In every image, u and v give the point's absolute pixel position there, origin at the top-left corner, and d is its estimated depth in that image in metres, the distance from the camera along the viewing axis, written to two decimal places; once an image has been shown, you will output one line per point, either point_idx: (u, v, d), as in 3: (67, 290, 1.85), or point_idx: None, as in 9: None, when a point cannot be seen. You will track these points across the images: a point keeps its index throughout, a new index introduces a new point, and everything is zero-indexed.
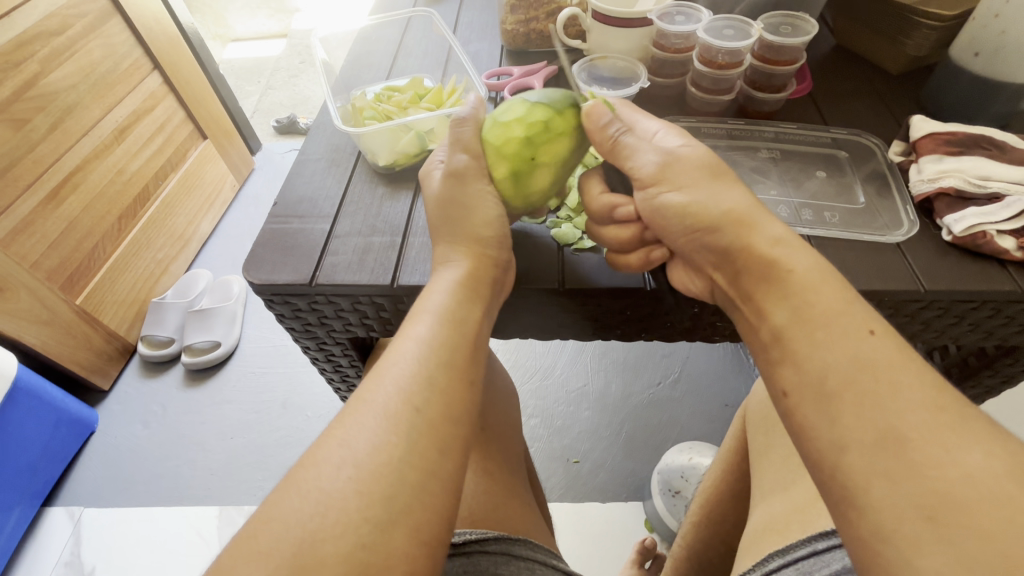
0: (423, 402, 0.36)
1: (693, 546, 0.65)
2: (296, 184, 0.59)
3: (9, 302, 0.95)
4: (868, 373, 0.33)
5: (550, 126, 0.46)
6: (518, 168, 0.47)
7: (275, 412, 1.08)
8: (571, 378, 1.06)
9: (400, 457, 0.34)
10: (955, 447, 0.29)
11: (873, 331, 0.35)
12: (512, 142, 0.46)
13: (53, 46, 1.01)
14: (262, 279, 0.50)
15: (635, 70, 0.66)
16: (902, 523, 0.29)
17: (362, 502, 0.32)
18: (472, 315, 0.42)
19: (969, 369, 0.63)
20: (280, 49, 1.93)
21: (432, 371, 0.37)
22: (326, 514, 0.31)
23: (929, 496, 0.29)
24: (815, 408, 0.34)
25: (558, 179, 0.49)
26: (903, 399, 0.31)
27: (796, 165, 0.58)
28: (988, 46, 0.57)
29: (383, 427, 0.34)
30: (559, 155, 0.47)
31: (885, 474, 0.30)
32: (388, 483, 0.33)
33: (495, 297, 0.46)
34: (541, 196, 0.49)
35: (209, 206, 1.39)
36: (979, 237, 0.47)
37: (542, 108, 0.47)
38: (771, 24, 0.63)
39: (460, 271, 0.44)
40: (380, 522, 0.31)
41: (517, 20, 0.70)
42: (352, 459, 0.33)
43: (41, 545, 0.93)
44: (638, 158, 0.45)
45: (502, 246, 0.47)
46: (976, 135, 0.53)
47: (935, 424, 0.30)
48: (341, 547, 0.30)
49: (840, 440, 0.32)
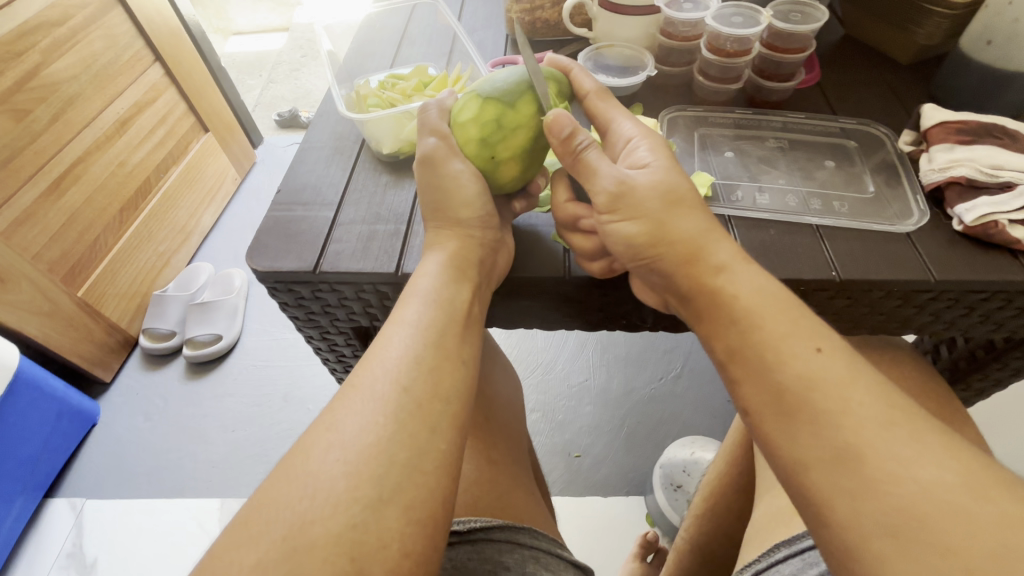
0: (410, 381, 0.36)
1: (693, 539, 0.65)
2: (300, 172, 0.58)
3: (10, 293, 0.94)
4: (818, 390, 0.34)
5: (502, 123, 0.45)
6: (481, 169, 0.47)
7: (275, 405, 1.07)
8: (574, 372, 1.06)
9: (388, 438, 0.33)
10: (910, 461, 0.31)
11: (820, 348, 0.35)
12: (470, 143, 0.47)
13: (55, 37, 1.00)
14: (266, 267, 0.49)
15: (642, 59, 0.65)
16: (869, 541, 0.30)
17: (352, 483, 0.31)
18: (460, 296, 0.42)
19: (977, 361, 0.63)
20: (283, 41, 1.92)
21: (420, 351, 0.38)
22: (315, 496, 0.31)
23: (892, 515, 0.30)
24: (796, 406, 0.34)
25: (528, 169, 0.48)
26: (855, 416, 0.32)
27: (805, 155, 0.58)
28: (1002, 34, 0.57)
29: (374, 410, 0.34)
30: (520, 147, 0.46)
31: (848, 492, 0.31)
32: (378, 464, 0.32)
33: (484, 281, 0.46)
34: (515, 185, 0.49)
35: (211, 199, 1.38)
36: (991, 227, 0.47)
37: (492, 103, 0.46)
38: (781, 11, 0.63)
39: (441, 258, 0.44)
40: (371, 502, 0.31)
41: (522, 9, 0.69)
42: (342, 441, 0.33)
43: (43, 536, 0.93)
44: (598, 180, 0.43)
45: (485, 226, 0.47)
46: (988, 124, 0.52)
47: (889, 439, 0.31)
48: (331, 528, 0.30)
49: (801, 460, 0.33)
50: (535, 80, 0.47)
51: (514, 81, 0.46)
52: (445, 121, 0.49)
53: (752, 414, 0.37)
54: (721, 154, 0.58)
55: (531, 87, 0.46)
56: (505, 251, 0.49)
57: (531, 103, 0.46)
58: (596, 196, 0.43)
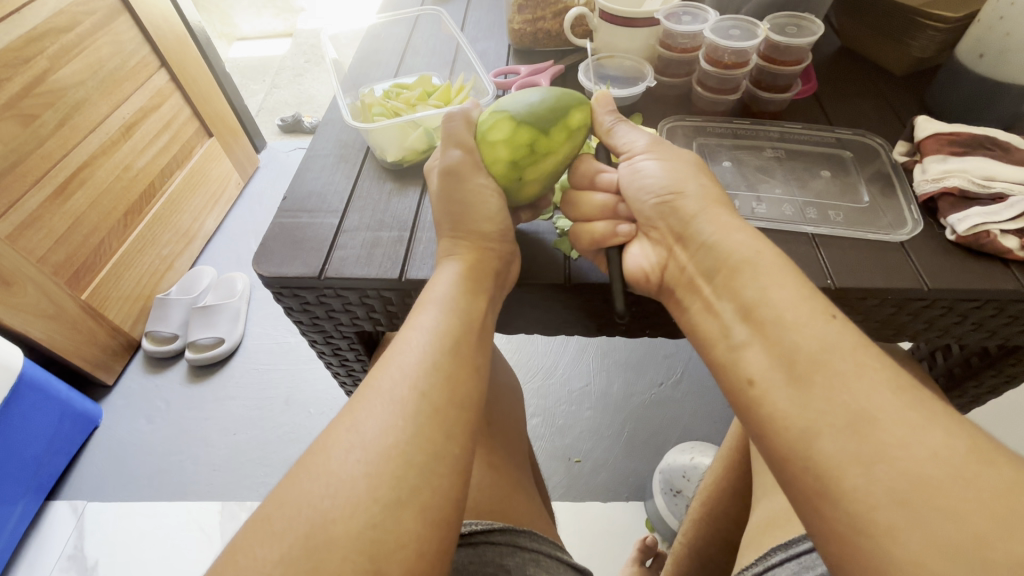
0: (428, 386, 0.37)
1: (691, 544, 0.66)
2: (306, 179, 0.59)
3: (16, 296, 0.95)
4: (835, 353, 0.35)
5: (535, 149, 0.47)
6: (505, 187, 0.49)
7: (278, 409, 1.08)
8: (573, 378, 1.07)
9: (408, 442, 0.34)
10: (919, 428, 0.31)
11: (835, 317, 0.37)
12: (499, 163, 0.48)
13: (63, 43, 1.02)
14: (272, 272, 0.50)
15: (642, 70, 0.67)
16: (876, 512, 0.30)
17: (373, 484, 0.32)
18: (476, 306, 0.43)
19: (971, 368, 0.64)
20: (286, 47, 1.93)
21: (437, 357, 0.38)
22: (336, 496, 0.32)
23: (902, 482, 0.29)
24: (810, 368, 0.35)
25: (545, 190, 0.51)
26: (866, 380, 0.33)
27: (801, 165, 0.59)
28: (993, 49, 0.58)
29: (391, 413, 0.35)
30: (546, 172, 0.49)
31: (858, 459, 0.31)
32: (397, 466, 0.33)
33: (498, 292, 0.47)
34: (531, 201, 0.52)
35: (214, 204, 1.39)
36: (983, 237, 0.48)
37: (526, 128, 0.47)
38: (777, 24, 0.64)
39: (457, 267, 0.45)
40: (390, 503, 0.32)
41: (524, 20, 0.71)
42: (363, 442, 0.34)
43: (44, 539, 0.94)
44: (636, 134, 0.49)
45: (503, 239, 0.48)
46: (980, 136, 0.54)
47: (899, 405, 0.32)
48: (351, 527, 0.31)
49: (808, 427, 0.33)
50: (566, 105, 0.49)
51: (547, 105, 0.48)
52: (470, 133, 0.50)
53: (753, 381, 0.37)
54: (720, 163, 0.59)
55: (565, 114, 0.48)
56: (517, 263, 0.50)
57: (562, 129, 0.48)
58: (632, 143, 0.49)
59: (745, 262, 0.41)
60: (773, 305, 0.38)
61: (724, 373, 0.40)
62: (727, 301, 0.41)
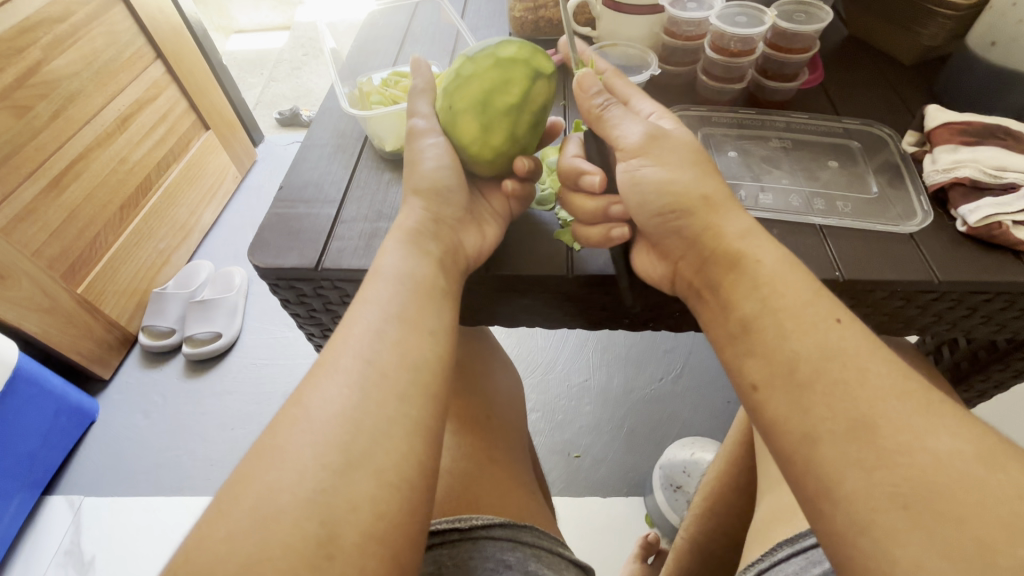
0: (375, 353, 0.36)
1: (692, 538, 0.65)
2: (302, 169, 0.58)
3: (10, 289, 0.94)
4: (835, 362, 0.34)
5: (458, 73, 0.47)
6: (444, 125, 0.49)
7: (274, 403, 1.07)
8: (573, 372, 1.06)
9: (354, 408, 0.34)
10: (925, 434, 0.31)
11: (840, 320, 0.37)
12: (439, 100, 0.49)
13: (56, 34, 1.00)
14: (267, 263, 0.49)
15: (646, 58, 0.65)
16: (878, 514, 0.29)
17: (320, 452, 0.32)
18: (422, 267, 0.42)
19: (980, 362, 0.63)
20: (284, 40, 1.92)
21: (385, 326, 0.38)
22: (284, 466, 0.31)
23: (904, 486, 0.29)
24: (812, 376, 0.34)
25: (491, 132, 0.47)
26: (871, 385, 0.33)
27: (808, 155, 0.58)
28: (1006, 35, 0.57)
29: (340, 382, 0.35)
30: (473, 98, 0.46)
31: (862, 463, 0.31)
32: (346, 432, 0.33)
33: (452, 264, 0.45)
34: (479, 143, 0.47)
35: (212, 197, 1.38)
36: (994, 228, 0.47)
37: (459, 60, 0.48)
38: (785, 11, 0.63)
39: (398, 238, 0.44)
40: (338, 468, 0.31)
41: (525, 7, 0.70)
42: (310, 417, 0.33)
43: (41, 534, 0.93)
44: (629, 128, 0.46)
45: (440, 202, 0.47)
46: (992, 125, 0.52)
47: (904, 410, 0.32)
48: (300, 493, 0.30)
49: (813, 433, 0.33)
50: (505, 41, 0.47)
51: (487, 43, 0.48)
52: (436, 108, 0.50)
53: (758, 388, 0.37)
54: (725, 154, 0.58)
55: (501, 46, 0.47)
56: (475, 237, 0.48)
57: (490, 56, 0.46)
58: (626, 140, 0.45)
59: (740, 261, 0.41)
60: (778, 310, 0.38)
61: (734, 377, 0.39)
62: (736, 300, 0.40)
